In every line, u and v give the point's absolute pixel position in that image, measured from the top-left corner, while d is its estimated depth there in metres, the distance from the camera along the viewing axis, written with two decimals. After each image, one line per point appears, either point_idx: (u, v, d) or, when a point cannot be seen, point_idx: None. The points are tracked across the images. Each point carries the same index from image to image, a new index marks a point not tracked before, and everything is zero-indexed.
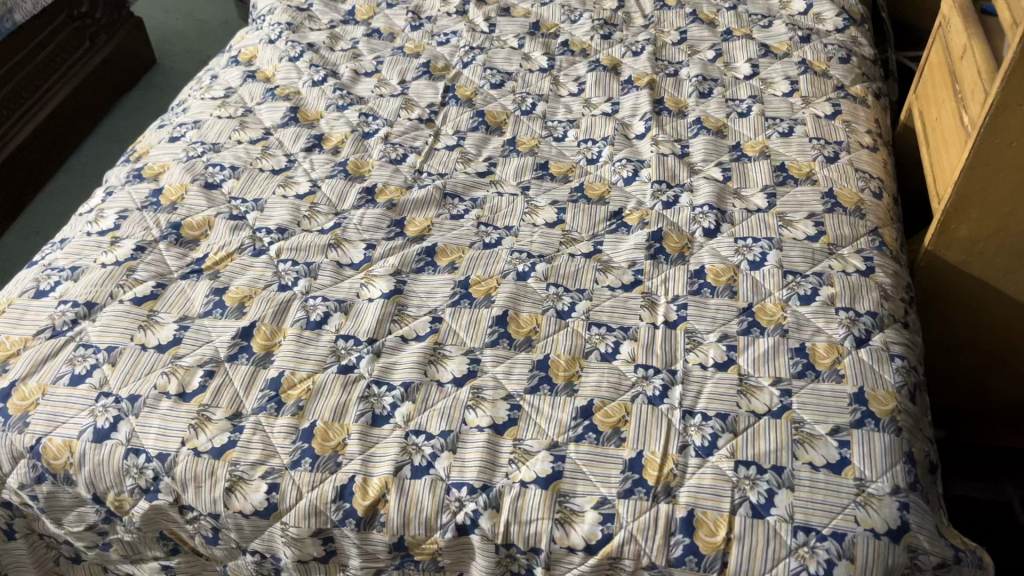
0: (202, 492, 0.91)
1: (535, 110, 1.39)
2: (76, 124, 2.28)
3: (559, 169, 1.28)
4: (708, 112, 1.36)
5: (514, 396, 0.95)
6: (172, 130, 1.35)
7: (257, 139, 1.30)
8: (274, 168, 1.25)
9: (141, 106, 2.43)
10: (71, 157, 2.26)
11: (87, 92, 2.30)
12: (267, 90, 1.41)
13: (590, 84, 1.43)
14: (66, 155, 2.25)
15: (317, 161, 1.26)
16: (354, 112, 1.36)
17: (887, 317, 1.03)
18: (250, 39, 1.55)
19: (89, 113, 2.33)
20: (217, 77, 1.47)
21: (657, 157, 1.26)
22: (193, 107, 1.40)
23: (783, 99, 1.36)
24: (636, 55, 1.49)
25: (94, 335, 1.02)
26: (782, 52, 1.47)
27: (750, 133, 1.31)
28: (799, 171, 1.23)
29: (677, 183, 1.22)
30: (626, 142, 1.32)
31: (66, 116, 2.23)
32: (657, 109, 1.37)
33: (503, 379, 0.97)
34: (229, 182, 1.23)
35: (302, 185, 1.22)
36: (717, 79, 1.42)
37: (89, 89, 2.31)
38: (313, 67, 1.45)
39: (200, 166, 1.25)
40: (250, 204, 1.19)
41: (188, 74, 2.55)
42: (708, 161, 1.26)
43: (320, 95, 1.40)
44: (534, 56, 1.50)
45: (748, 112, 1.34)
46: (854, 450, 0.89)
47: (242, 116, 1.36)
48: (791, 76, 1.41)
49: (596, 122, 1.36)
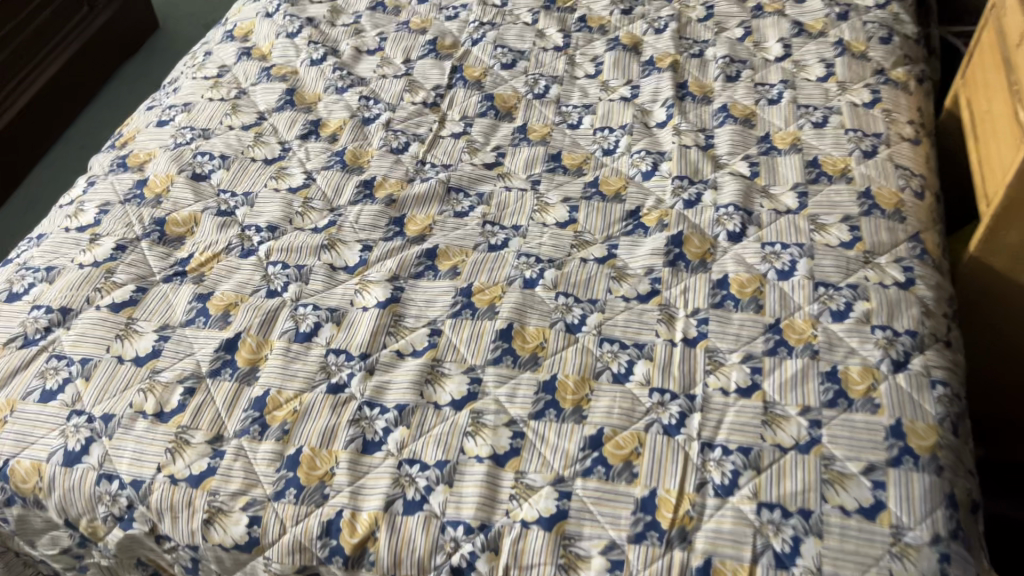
0: (180, 523, 0.84)
1: (548, 94, 1.30)
2: (76, 92, 2.19)
3: (573, 160, 1.19)
4: (735, 98, 1.26)
5: (517, 423, 0.88)
6: (161, 113, 1.27)
7: (250, 124, 1.22)
8: (267, 157, 1.17)
9: (143, 75, 2.33)
10: (72, 127, 2.18)
11: (87, 57, 2.21)
12: (263, 69, 1.32)
13: (608, 65, 1.33)
14: (67, 125, 2.17)
15: (313, 150, 1.18)
16: (354, 94, 1.27)
17: (929, 336, 0.94)
18: (247, 12, 1.45)
19: (89, 80, 2.23)
20: (210, 54, 1.38)
21: (679, 149, 1.17)
22: (184, 87, 1.31)
23: (818, 85, 1.26)
24: (658, 33, 1.38)
25: (68, 345, 0.94)
26: (818, 30, 1.36)
27: (780, 123, 1.21)
28: (833, 167, 1.13)
29: (700, 179, 1.13)
30: (646, 131, 1.22)
31: (65, 85, 2.14)
32: (680, 94, 1.27)
33: (506, 402, 0.89)
34: (218, 173, 1.14)
35: (296, 177, 1.14)
36: (746, 60, 1.32)
37: (89, 55, 2.21)
38: (311, 44, 1.35)
39: (187, 155, 1.17)
40: (239, 198, 1.11)
41: (192, 39, 2.45)
42: (735, 154, 1.17)
43: (318, 75, 1.31)
44: (549, 33, 1.39)
45: (779, 99, 1.24)
46: (890, 493, 0.81)
47: (235, 98, 1.27)
48: (826, 58, 1.30)
49: (614, 108, 1.26)
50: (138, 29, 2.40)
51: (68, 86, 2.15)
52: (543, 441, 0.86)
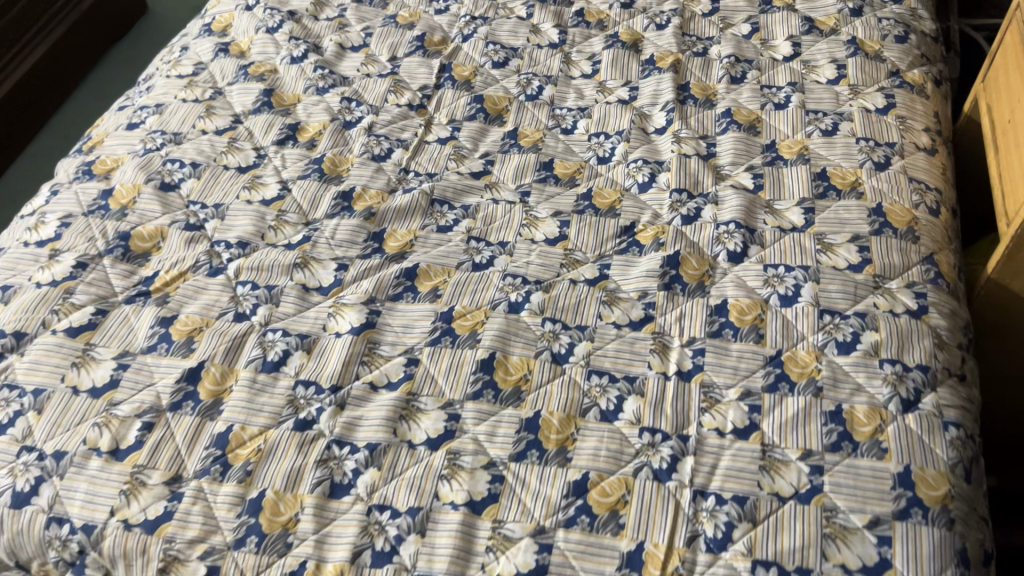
0: (133, 571, 0.78)
1: (541, 95, 1.22)
2: (64, 74, 2.12)
3: (566, 169, 1.12)
4: (740, 102, 1.18)
5: (495, 465, 0.82)
6: (132, 114, 1.20)
7: (224, 128, 1.15)
8: (241, 165, 1.10)
9: (133, 58, 2.26)
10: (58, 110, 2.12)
11: (76, 39, 2.14)
12: (240, 68, 1.25)
13: (606, 63, 1.26)
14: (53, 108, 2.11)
15: (290, 157, 1.11)
16: (335, 95, 1.20)
17: (942, 371, 0.87)
18: (227, 4, 1.38)
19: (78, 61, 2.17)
20: (187, 50, 1.31)
21: (678, 158, 1.10)
22: (157, 86, 1.24)
23: (828, 88, 1.18)
24: (659, 29, 1.31)
25: (20, 374, 0.89)
26: (829, 27, 1.28)
27: (786, 130, 1.13)
28: (842, 181, 1.06)
29: (700, 192, 1.06)
30: (644, 137, 1.15)
31: (53, 68, 2.08)
32: (681, 97, 1.20)
33: (484, 442, 0.83)
34: (189, 181, 1.08)
35: (271, 187, 1.07)
36: (752, 60, 1.24)
37: (79, 36, 2.14)
38: (292, 40, 1.28)
39: (156, 162, 1.10)
40: (210, 210, 1.04)
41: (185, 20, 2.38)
42: (737, 164, 1.09)
43: (299, 74, 1.24)
44: (544, 28, 1.32)
45: (786, 104, 1.17)
46: (897, 551, 0.74)
47: (210, 99, 1.20)
48: (837, 59, 1.22)
49: (610, 111, 1.19)
50: (126, 13, 2.32)
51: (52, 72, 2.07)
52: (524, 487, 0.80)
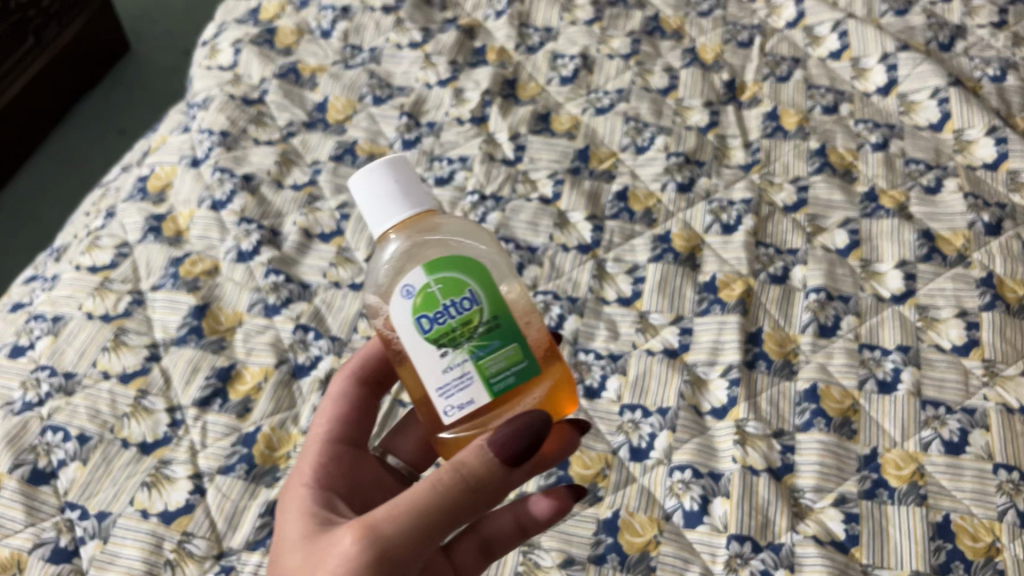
0: None
1: (562, 329, 0.92)
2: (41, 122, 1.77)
3: (585, 468, 0.82)
4: (829, 371, 0.87)
5: (377, 209, 0.60)
6: (21, 327, 0.91)
7: (133, 371, 0.86)
8: (146, 438, 0.82)
9: (118, 94, 1.91)
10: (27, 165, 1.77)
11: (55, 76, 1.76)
12: (171, 262, 0.95)
13: (652, 286, 0.94)
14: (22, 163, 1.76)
15: (213, 431, 0.82)
16: (289, 320, 0.91)
17: None
18: (172, 148, 1.08)
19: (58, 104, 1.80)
20: (110, 218, 1.01)
21: (742, 475, 0.79)
22: (61, 280, 0.94)
23: (953, 362, 0.86)
24: (726, 232, 0.99)
25: None
26: (955, 248, 0.95)
27: (894, 434, 0.82)
28: (974, 543, 0.75)
29: (768, 541, 0.76)
30: (696, 423, 0.84)
31: (28, 119, 1.73)
32: (749, 356, 0.89)
33: (382, 220, 0.59)
34: (70, 468, 0.79)
35: (181, 486, 0.78)
36: (849, 297, 0.92)
37: (57, 73, 1.76)
38: (243, 223, 0.98)
39: (32, 430, 0.81)
40: (91, 523, 0.76)
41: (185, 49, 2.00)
42: (824, 491, 0.79)
43: (244, 280, 0.94)
44: (573, 219, 1.01)
45: (894, 383, 0.85)
46: None
47: (123, 315, 0.90)
48: (967, 308, 0.90)
49: (652, 368, 0.88)
50: (117, 35, 1.92)
51: (46, 96, 1.75)
52: (428, 251, 0.57)
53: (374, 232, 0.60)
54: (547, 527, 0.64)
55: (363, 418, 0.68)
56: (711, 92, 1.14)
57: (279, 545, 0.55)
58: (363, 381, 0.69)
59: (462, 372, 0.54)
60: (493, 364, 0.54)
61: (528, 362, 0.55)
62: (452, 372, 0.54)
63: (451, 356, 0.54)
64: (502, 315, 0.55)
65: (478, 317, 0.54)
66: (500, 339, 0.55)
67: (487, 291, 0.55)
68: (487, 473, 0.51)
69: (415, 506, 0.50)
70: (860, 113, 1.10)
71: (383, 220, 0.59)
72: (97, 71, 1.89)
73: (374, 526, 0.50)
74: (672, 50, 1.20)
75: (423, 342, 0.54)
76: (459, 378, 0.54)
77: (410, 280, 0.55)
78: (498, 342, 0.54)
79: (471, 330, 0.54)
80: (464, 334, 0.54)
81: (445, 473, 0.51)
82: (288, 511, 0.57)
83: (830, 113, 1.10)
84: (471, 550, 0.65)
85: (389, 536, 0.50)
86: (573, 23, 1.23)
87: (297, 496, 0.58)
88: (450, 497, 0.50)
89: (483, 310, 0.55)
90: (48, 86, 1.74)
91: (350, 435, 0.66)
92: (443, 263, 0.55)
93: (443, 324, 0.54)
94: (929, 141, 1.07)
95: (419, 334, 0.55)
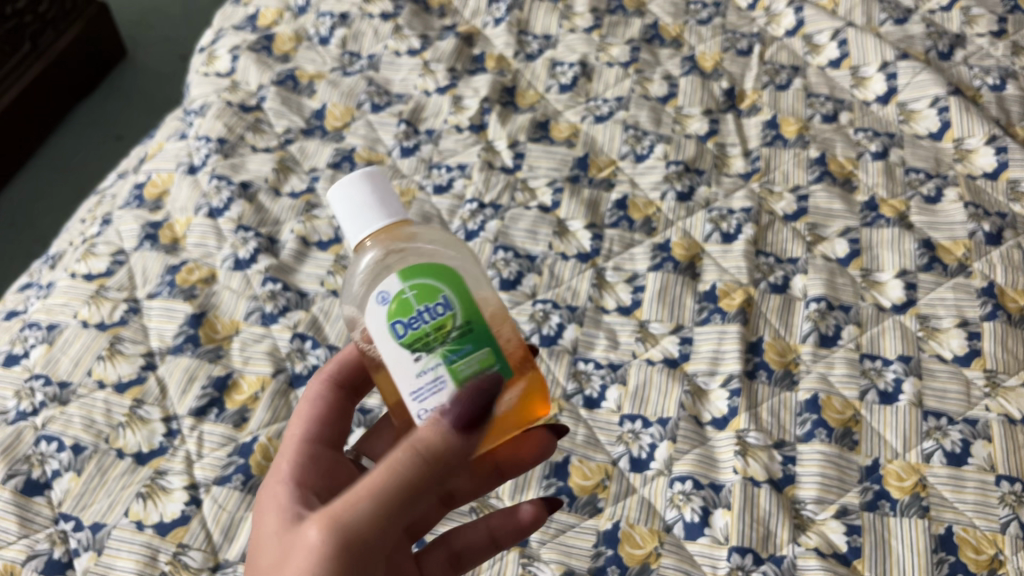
0: None
1: (562, 338, 0.91)
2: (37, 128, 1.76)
3: (585, 478, 0.81)
4: (830, 382, 0.86)
5: (354, 218, 0.59)
6: (16, 335, 0.90)
7: (128, 380, 0.85)
8: (141, 448, 0.81)
9: (115, 100, 1.90)
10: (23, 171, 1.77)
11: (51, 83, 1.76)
12: (167, 270, 0.94)
13: (652, 295, 0.94)
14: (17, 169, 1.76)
15: (209, 441, 0.82)
16: (286, 329, 0.90)
17: None
18: (169, 154, 1.07)
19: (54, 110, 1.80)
20: (106, 225, 1.00)
21: (743, 487, 0.79)
22: (56, 288, 0.94)
23: (954, 372, 0.86)
24: (726, 240, 0.98)
25: None
26: (955, 258, 0.95)
27: (895, 445, 0.82)
28: (976, 556, 0.74)
29: (770, 553, 0.75)
30: (696, 433, 0.84)
31: (24, 125, 1.72)
32: (749, 366, 0.88)
33: (360, 229, 0.58)
34: (64, 479, 0.78)
35: (177, 497, 0.78)
36: (850, 307, 0.92)
37: (54, 79, 1.76)
38: (240, 231, 0.98)
39: (26, 440, 0.81)
40: (85, 535, 0.75)
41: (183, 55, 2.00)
42: (825, 503, 0.78)
43: (241, 288, 0.93)
44: (573, 228, 1.00)
45: (895, 394, 0.85)
46: None
47: (119, 323, 0.90)
48: (968, 318, 0.90)
49: (652, 378, 0.87)
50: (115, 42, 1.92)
51: (43, 102, 1.75)
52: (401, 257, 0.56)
53: (351, 242, 0.59)
54: (521, 538, 0.67)
55: (338, 419, 0.66)
56: (710, 101, 1.13)
57: (256, 542, 0.54)
58: (338, 384, 0.68)
59: (436, 377, 0.52)
60: (466, 369, 0.53)
61: (502, 366, 0.54)
62: (426, 376, 0.52)
63: (425, 360, 0.52)
64: (475, 319, 0.54)
65: (451, 322, 0.53)
66: (473, 342, 0.53)
67: (460, 295, 0.54)
68: (446, 445, 0.51)
69: (377, 485, 0.50)
70: (859, 122, 1.10)
71: (358, 230, 0.58)
72: (93, 77, 1.89)
73: (338, 516, 0.49)
74: (671, 58, 1.19)
75: (397, 348, 0.53)
76: (433, 383, 0.52)
77: (385, 287, 0.54)
78: (471, 346, 0.53)
79: (444, 335, 0.52)
80: (437, 338, 0.52)
81: (403, 453, 0.50)
82: (263, 507, 0.56)
83: (829, 122, 1.10)
84: (441, 557, 0.65)
85: (356, 522, 0.49)
86: (572, 30, 1.23)
87: (270, 493, 0.57)
88: (411, 473, 0.50)
89: (456, 315, 0.53)
90: (45, 91, 1.74)
91: (326, 436, 0.64)
92: (414, 270, 0.54)
93: (415, 330, 0.53)
94: (929, 150, 1.06)
95: (393, 340, 0.53)
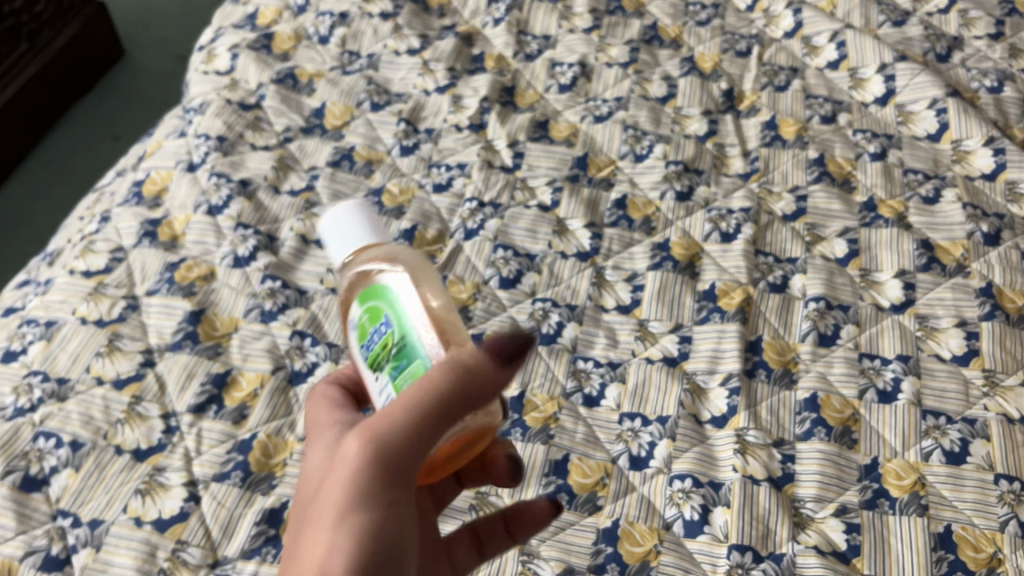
0: None
1: (561, 337, 0.91)
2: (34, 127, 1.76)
3: (584, 476, 0.81)
4: (829, 381, 0.87)
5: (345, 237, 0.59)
6: (14, 332, 0.90)
7: (127, 377, 0.85)
8: (140, 445, 0.80)
9: (113, 99, 1.90)
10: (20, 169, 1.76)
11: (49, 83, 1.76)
12: (166, 267, 0.94)
13: (651, 294, 0.94)
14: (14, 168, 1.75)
15: (208, 438, 0.81)
16: (285, 326, 0.90)
17: None
18: (168, 152, 1.07)
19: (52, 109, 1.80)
20: (105, 222, 1.00)
21: (743, 485, 0.79)
22: (54, 284, 0.93)
23: (953, 371, 0.86)
24: (725, 240, 0.99)
25: None
26: (953, 259, 0.95)
27: (894, 444, 0.82)
28: (976, 554, 0.74)
29: (769, 551, 0.75)
30: (696, 431, 0.84)
31: (22, 123, 1.72)
32: (748, 365, 0.88)
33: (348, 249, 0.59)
34: (62, 476, 0.78)
35: (175, 494, 0.77)
36: (848, 307, 0.92)
37: (52, 79, 1.76)
38: (239, 229, 0.98)
39: (24, 436, 0.80)
40: (83, 532, 0.75)
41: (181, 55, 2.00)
42: (825, 502, 0.78)
43: (240, 285, 0.93)
44: (572, 227, 1.00)
45: (895, 393, 0.85)
46: None
47: (117, 320, 0.89)
48: (967, 318, 0.90)
49: (651, 377, 0.87)
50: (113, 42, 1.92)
51: (40, 100, 1.75)
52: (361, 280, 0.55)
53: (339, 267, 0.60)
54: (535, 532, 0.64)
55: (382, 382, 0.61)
56: (710, 101, 1.14)
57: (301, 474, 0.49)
58: None
59: (387, 393, 0.51)
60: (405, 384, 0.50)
61: None
62: (381, 394, 0.51)
63: (380, 379, 0.52)
64: (411, 330, 0.50)
65: (392, 339, 0.51)
66: (408, 355, 0.50)
67: (398, 308, 0.51)
68: (478, 366, 0.43)
69: (418, 394, 0.43)
70: (858, 124, 1.10)
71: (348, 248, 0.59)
72: (91, 76, 1.89)
73: (378, 426, 0.43)
74: (670, 59, 1.20)
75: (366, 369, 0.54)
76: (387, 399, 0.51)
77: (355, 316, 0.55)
78: (406, 359, 0.50)
79: (388, 352, 0.51)
80: (384, 356, 0.51)
81: (437, 368, 0.43)
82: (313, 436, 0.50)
83: (828, 123, 1.10)
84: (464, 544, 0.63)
85: (399, 428, 0.43)
86: (571, 31, 1.23)
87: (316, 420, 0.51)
88: (447, 386, 0.43)
89: (395, 331, 0.51)
90: (42, 90, 1.74)
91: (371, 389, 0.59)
92: (367, 292, 0.54)
93: (371, 351, 0.53)
94: (928, 151, 1.07)
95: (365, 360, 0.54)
